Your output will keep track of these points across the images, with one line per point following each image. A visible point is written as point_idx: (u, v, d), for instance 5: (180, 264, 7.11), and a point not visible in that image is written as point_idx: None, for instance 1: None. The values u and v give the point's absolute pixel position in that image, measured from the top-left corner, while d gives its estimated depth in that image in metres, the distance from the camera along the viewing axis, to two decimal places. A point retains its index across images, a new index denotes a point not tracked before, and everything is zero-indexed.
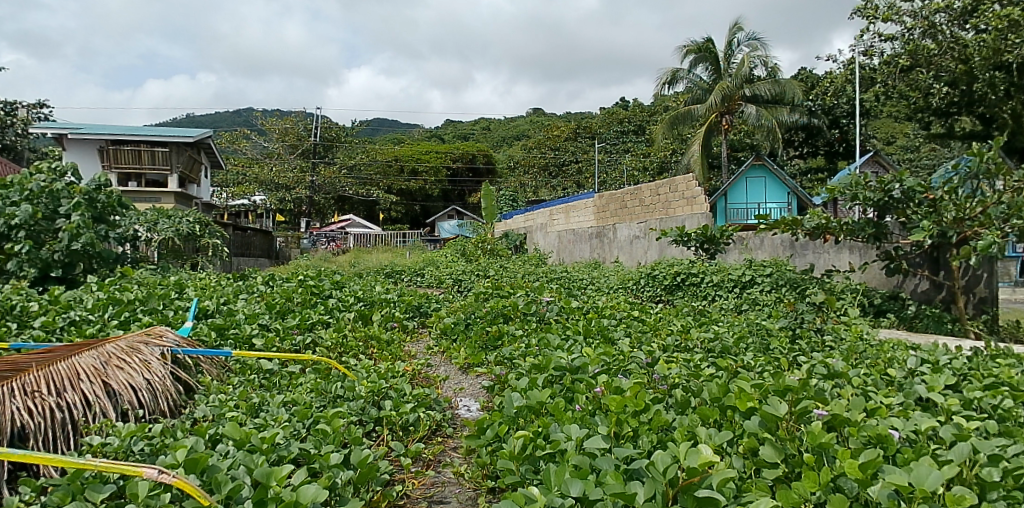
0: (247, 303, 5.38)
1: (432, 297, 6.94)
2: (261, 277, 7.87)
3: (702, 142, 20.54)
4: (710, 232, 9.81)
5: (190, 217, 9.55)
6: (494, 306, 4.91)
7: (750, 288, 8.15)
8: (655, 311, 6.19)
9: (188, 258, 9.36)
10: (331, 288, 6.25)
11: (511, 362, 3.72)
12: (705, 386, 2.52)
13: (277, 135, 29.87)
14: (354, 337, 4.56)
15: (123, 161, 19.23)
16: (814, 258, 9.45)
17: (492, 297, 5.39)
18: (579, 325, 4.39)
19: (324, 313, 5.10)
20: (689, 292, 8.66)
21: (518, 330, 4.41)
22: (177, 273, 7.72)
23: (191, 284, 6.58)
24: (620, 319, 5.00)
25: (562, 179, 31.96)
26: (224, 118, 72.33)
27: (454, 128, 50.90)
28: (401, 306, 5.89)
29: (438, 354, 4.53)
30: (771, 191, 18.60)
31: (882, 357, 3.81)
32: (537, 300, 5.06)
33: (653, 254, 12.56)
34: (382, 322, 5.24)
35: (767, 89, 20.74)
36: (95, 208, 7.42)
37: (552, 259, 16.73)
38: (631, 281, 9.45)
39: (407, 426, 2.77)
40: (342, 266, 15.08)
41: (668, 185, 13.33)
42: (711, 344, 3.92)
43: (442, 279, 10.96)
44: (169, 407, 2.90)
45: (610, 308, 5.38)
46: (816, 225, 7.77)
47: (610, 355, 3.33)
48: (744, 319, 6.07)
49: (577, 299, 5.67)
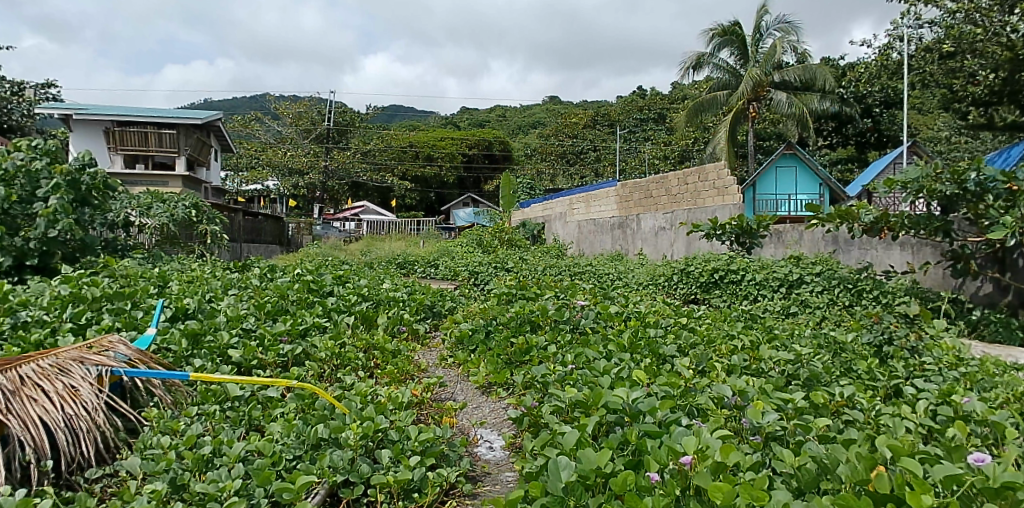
0: (234, 302, 4.67)
1: (445, 295, 6.23)
2: (259, 268, 7.20)
3: (730, 130, 19.60)
4: (749, 226, 8.97)
5: (186, 201, 8.87)
6: (518, 310, 4.16)
7: (798, 289, 7.37)
8: (701, 316, 5.44)
9: (183, 245, 8.69)
10: (332, 283, 5.53)
11: (545, 390, 2.99)
12: (826, 455, 1.82)
13: (290, 119, 29.27)
14: (353, 347, 3.84)
15: (130, 143, 18.70)
16: (861, 255, 8.60)
17: (514, 297, 4.62)
18: (624, 339, 3.65)
19: (321, 316, 4.37)
20: (728, 291, 7.88)
21: (550, 342, 3.67)
22: (167, 263, 7.06)
23: (178, 277, 5.90)
24: (668, 328, 4.27)
25: (580, 167, 31.13)
26: (241, 103, 72.30)
27: (471, 115, 50.11)
28: (412, 307, 5.17)
29: (453, 369, 3.85)
30: (801, 182, 17.67)
31: (1010, 391, 3.02)
32: (570, 303, 4.31)
33: (681, 247, 11.78)
34: (390, 327, 4.53)
35: (796, 75, 19.76)
36: (79, 190, 6.77)
37: (572, 250, 15.97)
38: (661, 277, 8.67)
39: (410, 490, 2.07)
40: (353, 255, 14.40)
41: (698, 173, 12.44)
42: (791, 369, 3.19)
43: (457, 272, 10.27)
44: (86, 456, 2.22)
45: (655, 314, 4.65)
46: (876, 220, 6.92)
47: (673, 389, 2.63)
48: (804, 330, 5.32)
49: (612, 301, 4.92)
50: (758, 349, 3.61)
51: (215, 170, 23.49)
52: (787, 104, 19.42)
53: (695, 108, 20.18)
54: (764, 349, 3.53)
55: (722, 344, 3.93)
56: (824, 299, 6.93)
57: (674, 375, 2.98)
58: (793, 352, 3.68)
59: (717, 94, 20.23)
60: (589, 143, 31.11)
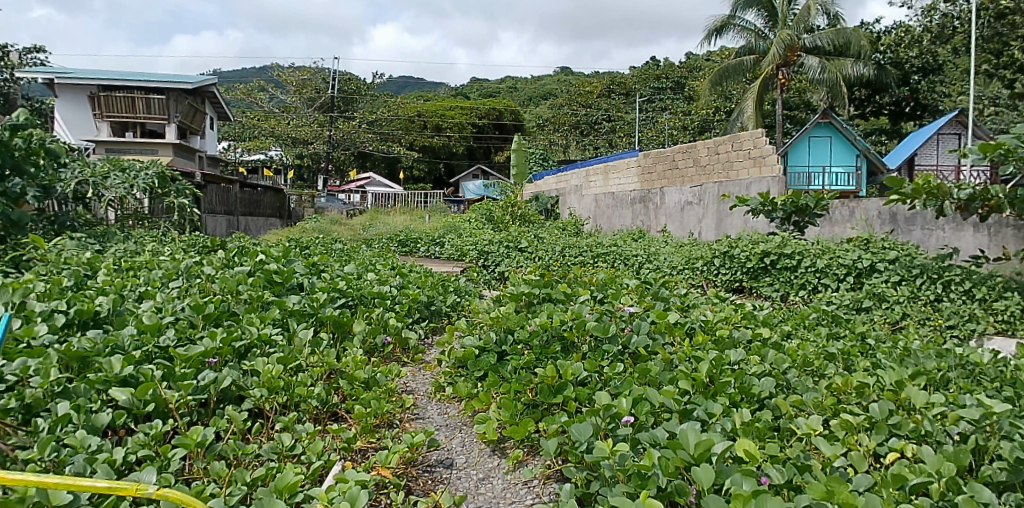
0: (165, 301, 3.52)
1: (446, 285, 5.07)
2: (226, 250, 6.05)
3: (758, 98, 18.17)
4: (803, 202, 7.73)
5: (150, 170, 7.65)
6: (543, 320, 2.95)
7: (870, 279, 6.20)
8: (774, 317, 4.28)
9: (146, 221, 7.50)
10: (304, 272, 4.33)
11: (595, 469, 1.87)
12: None
13: (293, 87, 27.94)
14: (312, 379, 2.69)
15: (115, 109, 17.58)
16: (923, 237, 7.36)
17: (537, 298, 3.42)
18: (701, 371, 2.49)
19: (273, 324, 3.21)
20: (781, 280, 6.74)
21: (593, 375, 2.53)
22: (117, 244, 5.92)
23: (117, 262, 4.79)
24: (750, 347, 3.09)
25: (594, 138, 29.75)
26: (249, 72, 71.11)
27: (481, 85, 48.17)
28: (400, 306, 3.99)
29: (457, 406, 2.75)
30: (836, 153, 16.25)
31: None
32: (612, 310, 3.14)
33: (713, 225, 10.58)
34: (369, 340, 3.40)
35: (829, 39, 18.11)
36: (9, 156, 5.64)
37: (588, 226, 14.78)
38: (699, 260, 7.49)
39: None
40: (351, 231, 13.20)
41: (731, 141, 11.09)
42: (977, 439, 2.06)
43: (465, 252, 9.15)
44: None
45: (727, 319, 3.49)
46: (973, 197, 5.62)
47: None
48: (907, 339, 4.19)
49: (664, 298, 3.70)
50: (900, 386, 2.45)
51: (212, 139, 22.40)
52: (818, 69, 17.93)
53: (720, 74, 18.76)
54: (912, 390, 2.37)
55: (835, 376, 2.76)
56: (903, 293, 5.79)
57: (803, 464, 1.85)
58: (947, 395, 2.54)
59: (744, 59, 18.74)
60: (603, 113, 29.67)
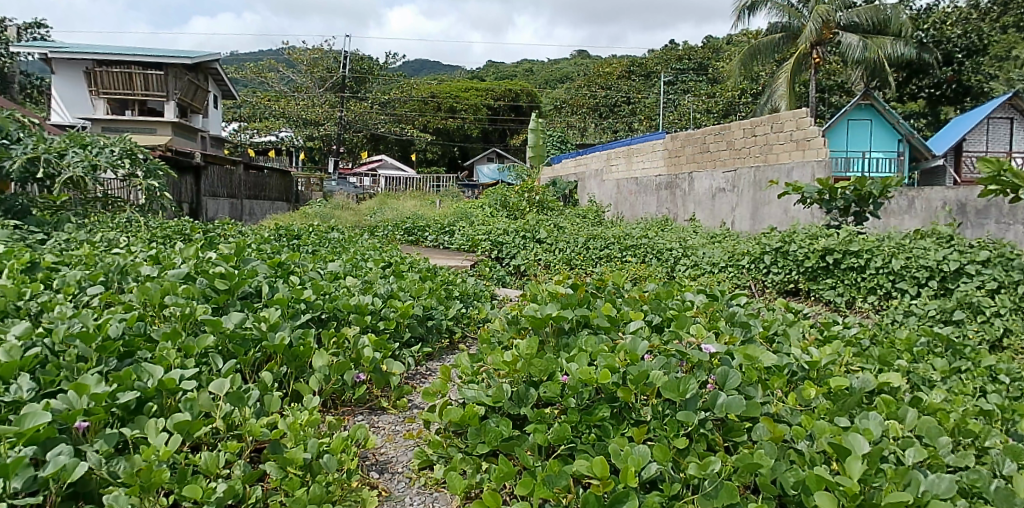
0: (57, 319, 2.56)
1: (449, 290, 4.07)
2: (189, 242, 5.08)
3: (791, 77, 16.71)
4: (866, 190, 6.64)
5: (117, 147, 6.69)
6: (582, 365, 1.95)
7: (956, 283, 5.17)
8: (873, 340, 3.26)
9: (113, 206, 6.56)
10: (262, 274, 3.34)
11: None
12: None
13: (304, 66, 26.95)
14: (216, 459, 1.72)
15: (113, 86, 16.70)
16: (998, 232, 6.23)
17: (570, 327, 2.42)
18: (849, 472, 1.52)
19: (194, 358, 2.26)
20: (846, 282, 5.73)
21: (669, 470, 1.57)
22: (63, 235, 4.99)
23: (41, 256, 3.86)
24: (880, 405, 2.11)
25: (613, 120, 28.50)
26: (264, 53, 70.57)
27: (497, 68, 46.87)
28: (385, 324, 3.03)
29: (450, 502, 1.82)
30: (876, 138, 15.03)
31: None
32: (681, 351, 2.13)
33: (752, 214, 9.50)
34: (333, 377, 2.46)
35: (869, 15, 16.62)
36: None
37: (609, 213, 13.75)
38: (745, 256, 6.46)
39: None
40: (356, 217, 12.25)
41: (770, 123, 9.93)
42: None
43: (479, 244, 8.16)
44: None
45: (836, 356, 2.48)
46: None
47: None
48: None
49: (742, 321, 2.68)
50: None
51: (216, 118, 21.58)
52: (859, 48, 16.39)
53: (750, 54, 17.40)
54: None
55: None
56: (1004, 302, 4.75)
57: None
58: None
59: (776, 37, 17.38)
60: (623, 95, 28.48)
